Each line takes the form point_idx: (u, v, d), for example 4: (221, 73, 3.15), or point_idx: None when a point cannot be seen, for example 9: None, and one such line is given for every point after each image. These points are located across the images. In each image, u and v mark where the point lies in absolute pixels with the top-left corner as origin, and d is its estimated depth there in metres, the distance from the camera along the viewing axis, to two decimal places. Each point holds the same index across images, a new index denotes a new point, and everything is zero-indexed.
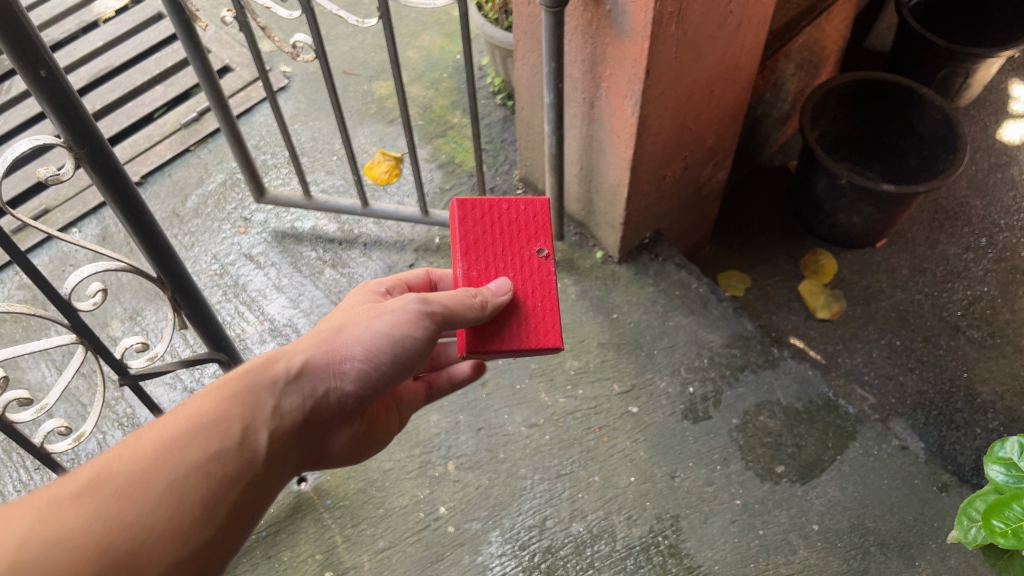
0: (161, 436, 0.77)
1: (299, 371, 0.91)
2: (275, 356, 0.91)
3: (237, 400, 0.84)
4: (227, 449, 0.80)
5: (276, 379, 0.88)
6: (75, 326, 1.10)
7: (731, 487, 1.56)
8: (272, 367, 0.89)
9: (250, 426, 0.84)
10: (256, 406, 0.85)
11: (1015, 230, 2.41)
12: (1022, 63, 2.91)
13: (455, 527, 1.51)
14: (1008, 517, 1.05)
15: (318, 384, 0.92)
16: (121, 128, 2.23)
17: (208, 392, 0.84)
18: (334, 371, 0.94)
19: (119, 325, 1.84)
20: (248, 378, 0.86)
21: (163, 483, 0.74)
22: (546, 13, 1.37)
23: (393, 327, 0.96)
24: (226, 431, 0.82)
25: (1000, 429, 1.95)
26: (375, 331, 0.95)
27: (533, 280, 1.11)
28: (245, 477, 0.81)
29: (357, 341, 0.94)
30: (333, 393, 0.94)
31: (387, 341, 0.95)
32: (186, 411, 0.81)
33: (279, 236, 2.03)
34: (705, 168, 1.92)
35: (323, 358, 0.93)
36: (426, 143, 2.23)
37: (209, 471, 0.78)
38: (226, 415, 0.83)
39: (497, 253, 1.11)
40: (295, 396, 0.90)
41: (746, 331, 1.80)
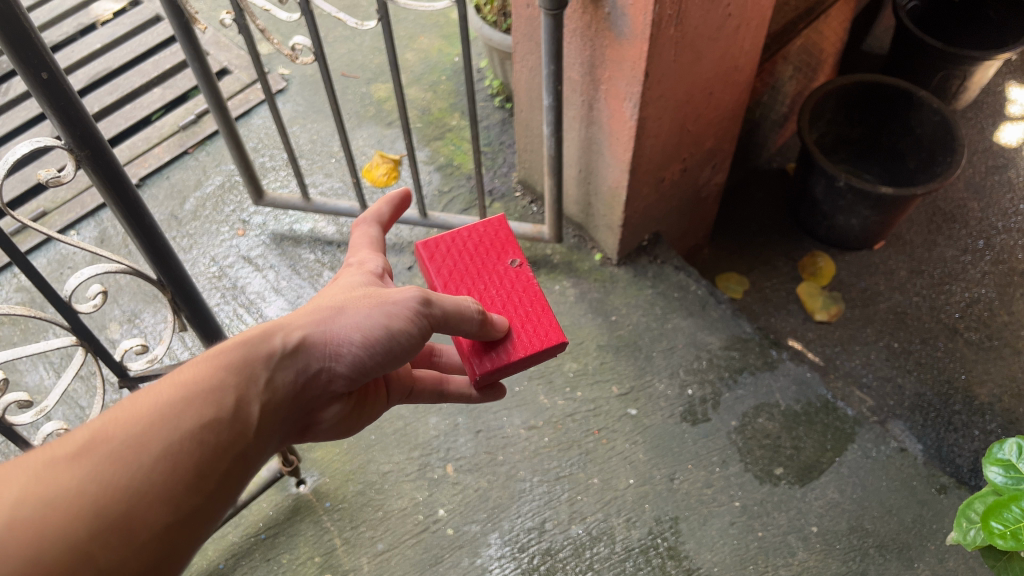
0: (156, 402, 0.75)
1: (295, 348, 0.89)
2: (272, 329, 0.89)
3: (233, 370, 0.83)
4: (221, 419, 0.79)
5: (272, 353, 0.87)
6: (75, 328, 1.10)
7: (731, 489, 1.56)
8: (269, 341, 0.87)
9: (243, 398, 0.82)
10: (251, 377, 0.84)
11: (1012, 232, 2.41)
12: (1019, 65, 2.92)
13: (454, 530, 1.51)
14: (1008, 518, 1.05)
15: (312, 363, 0.90)
16: (119, 130, 2.23)
17: (204, 360, 0.82)
18: (329, 352, 0.92)
19: (118, 328, 1.84)
20: (244, 350, 0.84)
21: (158, 448, 0.73)
22: (546, 16, 1.37)
23: (391, 321, 0.94)
24: (221, 401, 0.80)
25: (998, 430, 1.95)
26: (373, 319, 0.93)
27: (517, 288, 1.14)
28: (237, 448, 0.79)
29: (354, 327, 0.92)
30: (326, 372, 0.92)
31: (384, 333, 0.93)
32: (182, 377, 0.79)
33: (278, 238, 2.02)
34: (704, 170, 1.92)
35: (320, 337, 0.91)
36: (424, 145, 2.23)
37: (202, 440, 0.76)
38: (221, 384, 0.81)
39: (474, 278, 1.14)
40: (289, 371, 0.88)
41: (745, 333, 1.81)
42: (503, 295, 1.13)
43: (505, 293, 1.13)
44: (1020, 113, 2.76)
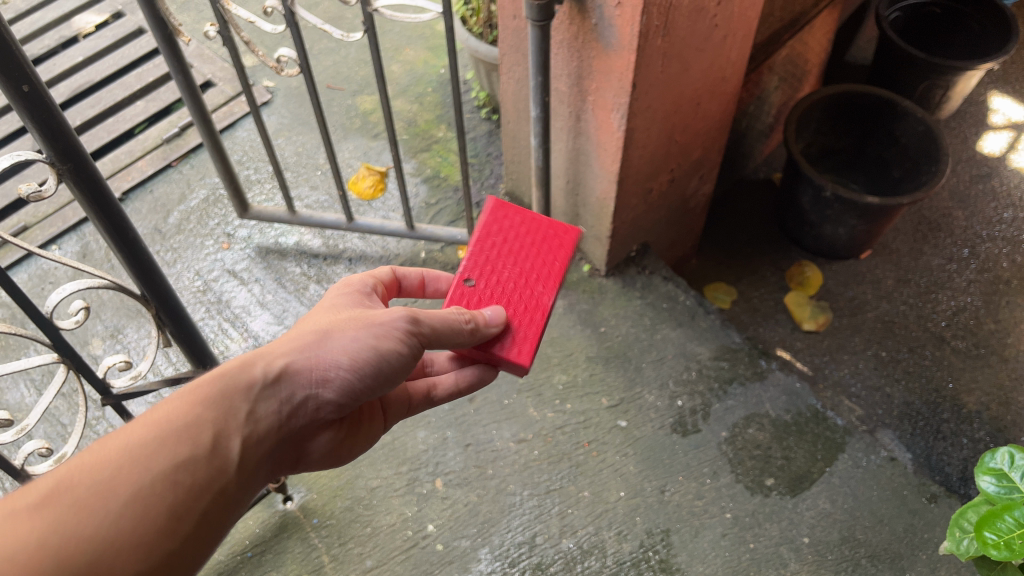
0: (128, 442, 0.76)
1: (276, 377, 0.87)
2: (254, 358, 0.87)
3: (211, 405, 0.81)
4: (196, 457, 0.78)
5: (252, 383, 0.84)
6: (57, 345, 1.07)
7: (722, 501, 1.55)
8: (250, 371, 0.85)
9: (224, 432, 0.81)
10: (229, 411, 0.82)
11: (996, 241, 2.43)
12: (1000, 75, 2.95)
13: (443, 545, 1.49)
14: (1001, 528, 1.04)
15: (299, 392, 0.88)
16: (102, 143, 2.21)
17: (185, 393, 0.82)
18: (315, 380, 0.89)
19: (100, 344, 1.81)
20: (222, 383, 0.83)
21: (126, 493, 0.73)
22: (533, 27, 1.36)
23: (379, 342, 0.92)
24: (198, 437, 0.79)
25: (987, 439, 1.96)
26: (361, 342, 0.91)
27: (494, 253, 1.12)
28: (215, 485, 0.79)
29: (340, 351, 0.90)
30: (315, 400, 0.90)
31: (372, 353, 0.92)
32: (158, 414, 0.79)
33: (263, 251, 2.01)
34: (691, 181, 1.92)
35: (305, 363, 0.89)
36: (411, 157, 2.22)
37: (176, 481, 0.76)
38: (197, 420, 0.80)
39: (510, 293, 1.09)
40: (272, 402, 0.86)
41: (734, 343, 1.80)
42: (499, 264, 1.12)
43: (490, 265, 1.11)
44: (1002, 123, 2.78)
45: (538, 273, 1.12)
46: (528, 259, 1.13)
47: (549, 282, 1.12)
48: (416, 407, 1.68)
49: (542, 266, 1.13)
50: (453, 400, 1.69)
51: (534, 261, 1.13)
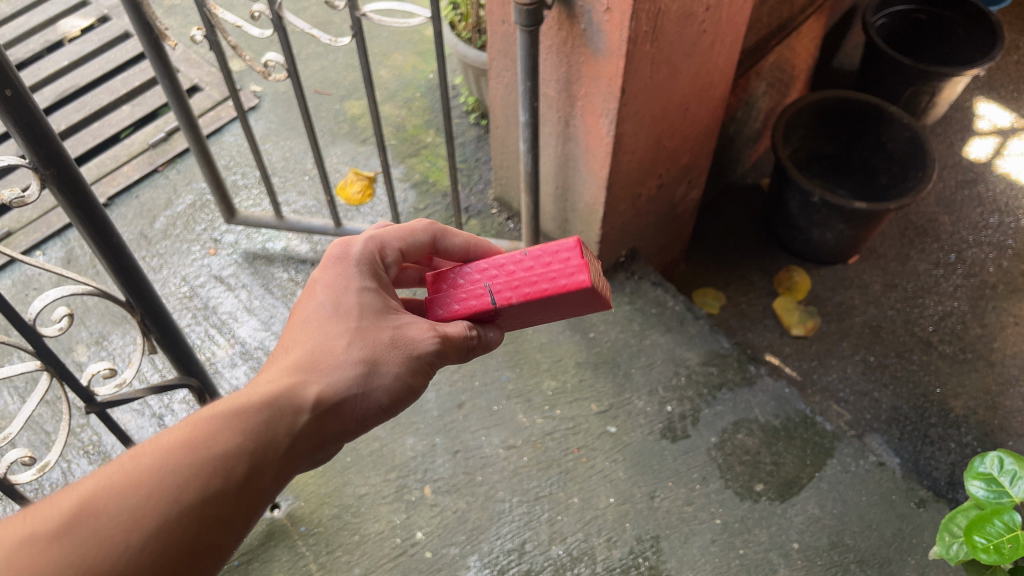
0: (161, 465, 0.71)
1: (317, 414, 0.85)
2: (297, 389, 0.85)
3: (251, 435, 0.78)
4: (229, 491, 0.74)
5: (293, 418, 0.82)
6: (40, 352, 1.05)
7: (711, 506, 1.55)
8: (292, 404, 0.83)
9: (260, 465, 0.78)
10: (269, 444, 0.79)
11: (982, 246, 2.44)
12: (985, 81, 2.97)
13: (432, 552, 1.48)
14: (990, 532, 1.05)
15: (336, 428, 0.87)
16: (86, 148, 2.19)
17: (225, 416, 0.78)
18: (351, 416, 0.89)
19: (85, 350, 1.79)
20: (266, 414, 0.80)
21: (151, 525, 0.68)
22: (522, 33, 1.35)
23: (415, 376, 0.92)
24: (233, 470, 0.75)
25: (974, 443, 1.97)
26: (400, 376, 0.91)
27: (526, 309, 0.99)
28: (241, 523, 0.75)
29: (381, 386, 0.90)
30: (346, 435, 0.89)
31: (406, 388, 0.92)
32: (195, 436, 0.74)
33: (250, 257, 1.99)
34: (680, 186, 1.92)
35: (347, 396, 0.88)
36: (399, 162, 2.21)
37: (204, 515, 0.71)
38: (235, 451, 0.76)
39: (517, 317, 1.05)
40: (308, 438, 0.84)
41: (723, 349, 1.80)
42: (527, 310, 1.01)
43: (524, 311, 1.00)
44: (988, 129, 2.80)
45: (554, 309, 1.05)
46: (564, 307, 1.01)
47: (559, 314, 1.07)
48: (405, 414, 1.67)
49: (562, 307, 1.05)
50: (442, 407, 1.68)
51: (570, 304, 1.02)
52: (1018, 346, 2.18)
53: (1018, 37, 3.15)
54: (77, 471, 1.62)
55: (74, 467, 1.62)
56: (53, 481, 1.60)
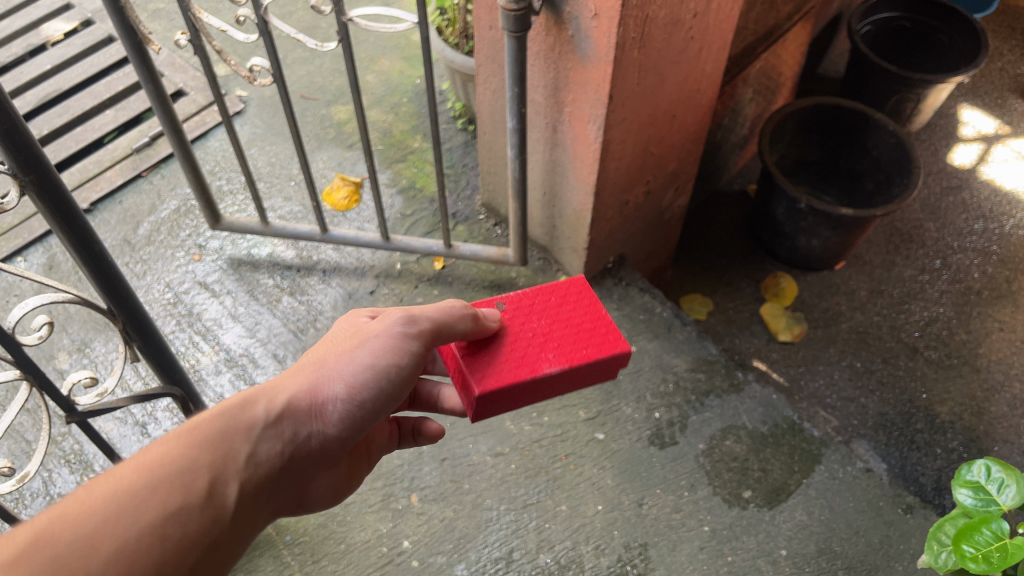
0: (117, 489, 0.70)
1: (278, 416, 0.85)
2: (254, 396, 0.85)
3: (207, 447, 0.78)
4: (191, 503, 0.74)
5: (254, 422, 0.83)
6: (20, 361, 1.03)
7: (699, 514, 1.54)
8: (250, 410, 0.83)
9: (219, 473, 0.78)
10: (228, 452, 0.79)
11: (967, 252, 2.46)
12: (970, 88, 2.99)
13: (419, 561, 1.47)
14: (979, 541, 1.04)
15: (303, 427, 0.87)
16: (69, 153, 2.17)
17: (178, 435, 0.78)
18: (315, 412, 0.88)
19: (67, 358, 1.77)
20: (220, 423, 0.81)
21: (109, 547, 0.67)
22: (510, 38, 1.34)
23: (377, 359, 0.93)
24: (192, 483, 0.75)
25: (960, 449, 1.98)
26: (359, 365, 0.92)
27: (526, 307, 1.11)
28: (207, 537, 0.74)
29: (340, 378, 0.90)
30: (318, 437, 0.89)
31: (370, 375, 0.92)
32: (149, 458, 0.74)
33: (235, 263, 1.98)
34: (667, 193, 1.92)
35: (308, 395, 0.89)
36: (386, 167, 2.20)
37: (166, 532, 0.71)
38: (190, 462, 0.76)
39: (527, 338, 1.07)
40: (274, 442, 0.84)
41: (711, 355, 1.80)
42: (534, 316, 1.10)
43: (526, 317, 1.10)
44: (972, 135, 2.82)
45: (561, 340, 1.07)
46: (563, 335, 1.08)
47: (572, 360, 1.05)
48: None
49: (572, 342, 1.07)
50: None
51: (577, 332, 1.09)
52: (1003, 352, 2.20)
53: (1001, 45, 3.18)
54: (58, 480, 1.60)
55: (56, 476, 1.60)
56: (34, 490, 1.58)
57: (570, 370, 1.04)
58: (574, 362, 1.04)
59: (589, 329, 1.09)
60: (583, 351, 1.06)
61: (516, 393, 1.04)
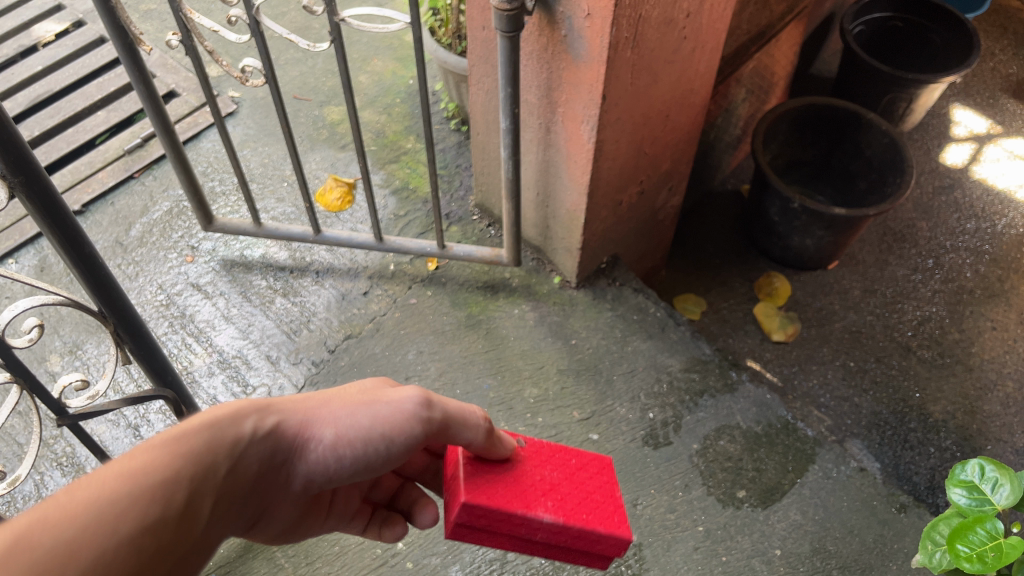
0: (103, 491, 0.62)
1: (262, 439, 0.78)
2: (247, 410, 0.78)
3: (194, 458, 0.70)
4: (169, 519, 0.65)
5: (238, 440, 0.75)
6: (10, 364, 1.02)
7: (694, 514, 1.55)
8: (239, 425, 0.76)
9: (198, 488, 0.70)
10: (209, 467, 0.71)
11: (959, 252, 2.47)
12: (961, 88, 3.00)
13: (413, 563, 1.47)
14: (973, 541, 1.05)
15: (279, 456, 0.80)
16: (60, 154, 2.16)
17: (167, 437, 0.70)
18: (295, 445, 0.81)
19: (59, 360, 1.77)
20: (209, 433, 0.73)
21: (90, 558, 0.58)
22: (503, 38, 1.34)
23: (377, 424, 0.85)
24: (173, 495, 0.67)
25: (953, 448, 1.98)
26: (357, 423, 0.84)
27: (546, 454, 1.02)
28: (177, 555, 0.66)
29: (332, 425, 0.83)
30: (287, 469, 0.82)
31: (364, 436, 0.84)
32: (135, 460, 0.66)
33: (228, 264, 1.97)
34: (661, 193, 1.92)
35: (295, 428, 0.82)
36: (379, 168, 2.20)
37: (143, 545, 0.62)
38: (175, 472, 0.68)
39: (534, 479, 0.96)
40: (249, 465, 0.76)
41: (704, 355, 1.80)
42: (550, 463, 1.00)
43: (543, 461, 1.00)
44: (964, 135, 2.83)
45: (567, 495, 0.96)
46: (572, 493, 0.97)
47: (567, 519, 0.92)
48: None
49: (577, 502, 0.95)
50: None
51: (587, 498, 0.97)
52: (996, 351, 2.20)
53: (993, 44, 3.19)
54: (50, 483, 1.59)
55: (48, 479, 1.59)
56: (26, 493, 1.57)
57: (563, 526, 0.92)
58: (570, 520, 0.92)
59: (597, 501, 0.97)
60: (584, 516, 0.93)
61: (498, 524, 0.92)
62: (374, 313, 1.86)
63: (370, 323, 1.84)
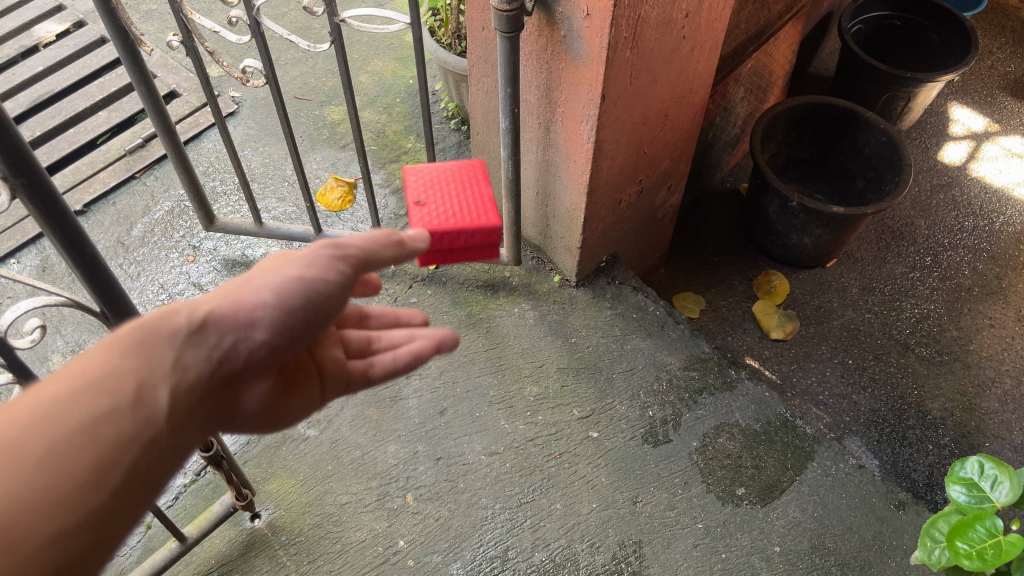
0: (37, 399, 0.59)
1: (203, 324, 0.69)
2: (177, 304, 0.69)
3: (132, 353, 0.64)
4: (118, 411, 0.62)
5: (177, 330, 0.67)
6: (12, 365, 1.02)
7: (693, 511, 1.56)
8: (174, 317, 0.67)
9: (145, 380, 0.64)
10: (153, 359, 0.65)
11: (957, 250, 2.48)
12: (959, 86, 3.01)
13: (415, 561, 1.48)
14: (972, 538, 1.05)
15: (228, 337, 0.70)
16: (62, 154, 2.17)
17: (102, 344, 0.65)
18: (241, 321, 0.71)
19: (61, 360, 1.77)
20: (142, 329, 0.66)
21: (35, 453, 0.57)
22: (503, 39, 1.35)
23: (309, 273, 0.75)
24: (116, 389, 0.62)
25: (951, 445, 1.99)
26: (287, 276, 0.74)
27: (415, 189, 1.46)
28: (138, 443, 0.62)
29: (266, 287, 0.73)
30: (244, 346, 0.71)
31: (302, 288, 0.75)
32: (72, 366, 0.63)
33: (230, 264, 1.98)
34: (660, 192, 1.93)
35: (234, 305, 0.71)
36: (379, 168, 2.21)
37: (94, 436, 0.60)
38: (112, 370, 0.63)
39: (449, 199, 1.45)
40: (200, 353, 0.68)
41: (704, 353, 1.81)
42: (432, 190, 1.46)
43: (427, 193, 1.45)
44: (962, 133, 2.84)
45: (461, 189, 1.47)
46: (456, 184, 1.48)
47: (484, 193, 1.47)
48: (386, 422, 1.67)
49: (468, 185, 1.48)
50: (423, 414, 1.68)
51: (458, 179, 1.49)
52: (993, 348, 2.22)
53: (991, 42, 3.20)
54: None
55: None
56: None
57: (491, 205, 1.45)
58: (486, 199, 1.46)
59: (461, 176, 1.50)
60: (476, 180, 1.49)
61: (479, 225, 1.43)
62: None
63: None
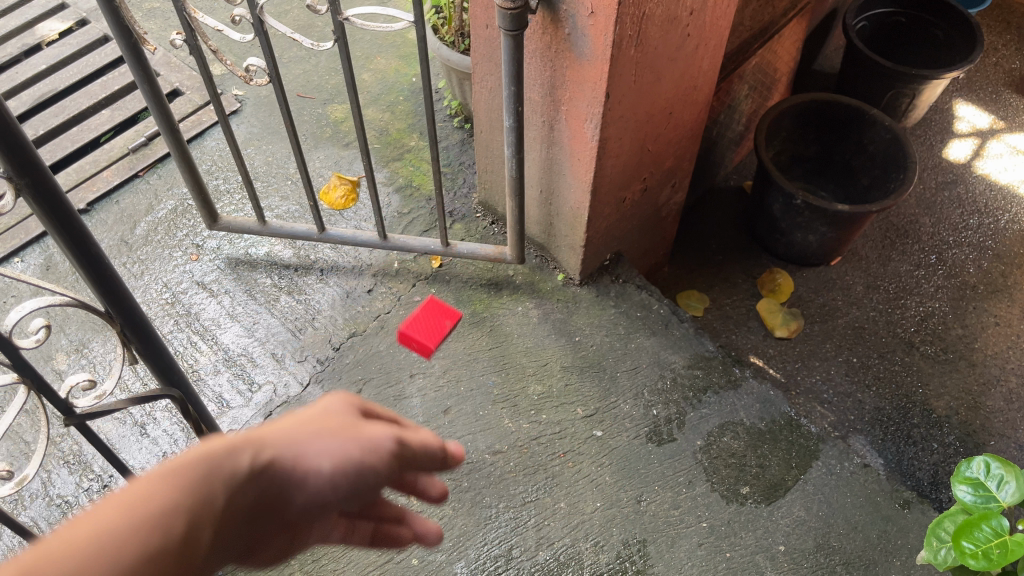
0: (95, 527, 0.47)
1: (264, 471, 0.55)
2: (241, 438, 0.56)
3: (194, 488, 0.51)
4: (163, 559, 0.48)
5: (238, 473, 0.54)
6: (16, 363, 1.01)
7: (698, 510, 1.55)
8: (238, 457, 0.54)
9: (195, 524, 0.51)
10: (210, 500, 0.52)
11: (962, 247, 2.47)
12: (964, 83, 3.00)
13: (419, 560, 1.48)
14: (978, 538, 1.04)
15: (280, 494, 0.56)
16: (65, 153, 2.17)
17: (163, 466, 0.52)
18: (294, 478, 0.57)
19: (65, 359, 1.78)
20: (207, 458, 0.52)
21: None
22: (507, 37, 1.34)
23: (372, 453, 0.60)
24: (167, 532, 0.49)
25: (956, 443, 1.98)
26: (353, 447, 0.60)
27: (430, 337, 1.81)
28: None
29: (334, 450, 0.59)
30: (288, 506, 0.57)
31: (366, 464, 0.60)
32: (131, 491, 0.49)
33: (233, 262, 1.98)
34: (664, 190, 1.92)
35: (288, 465, 0.57)
36: (383, 166, 2.20)
37: None
38: (170, 506, 0.50)
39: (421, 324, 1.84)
40: (252, 504, 0.54)
41: (708, 352, 1.80)
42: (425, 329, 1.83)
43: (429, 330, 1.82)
44: (967, 130, 2.83)
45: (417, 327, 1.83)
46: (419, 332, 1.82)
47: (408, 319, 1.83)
48: None
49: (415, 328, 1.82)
50: (427, 414, 1.68)
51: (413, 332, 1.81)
52: (999, 346, 2.21)
53: (996, 39, 3.19)
54: (58, 480, 1.60)
55: (55, 476, 1.60)
56: (34, 491, 1.59)
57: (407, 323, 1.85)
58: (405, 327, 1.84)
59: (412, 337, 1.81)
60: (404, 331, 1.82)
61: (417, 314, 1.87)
62: (378, 311, 1.87)
63: (375, 320, 1.85)
